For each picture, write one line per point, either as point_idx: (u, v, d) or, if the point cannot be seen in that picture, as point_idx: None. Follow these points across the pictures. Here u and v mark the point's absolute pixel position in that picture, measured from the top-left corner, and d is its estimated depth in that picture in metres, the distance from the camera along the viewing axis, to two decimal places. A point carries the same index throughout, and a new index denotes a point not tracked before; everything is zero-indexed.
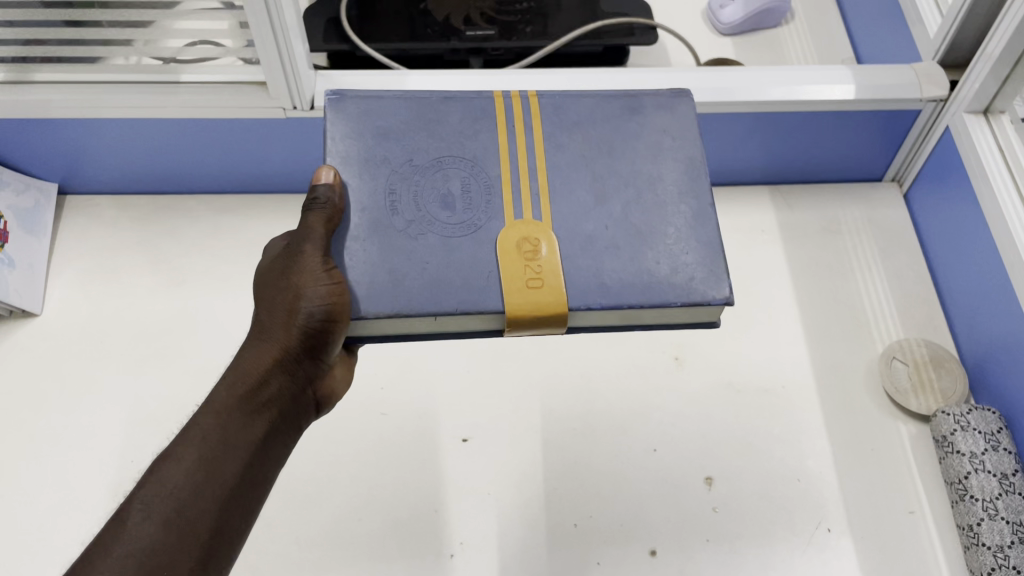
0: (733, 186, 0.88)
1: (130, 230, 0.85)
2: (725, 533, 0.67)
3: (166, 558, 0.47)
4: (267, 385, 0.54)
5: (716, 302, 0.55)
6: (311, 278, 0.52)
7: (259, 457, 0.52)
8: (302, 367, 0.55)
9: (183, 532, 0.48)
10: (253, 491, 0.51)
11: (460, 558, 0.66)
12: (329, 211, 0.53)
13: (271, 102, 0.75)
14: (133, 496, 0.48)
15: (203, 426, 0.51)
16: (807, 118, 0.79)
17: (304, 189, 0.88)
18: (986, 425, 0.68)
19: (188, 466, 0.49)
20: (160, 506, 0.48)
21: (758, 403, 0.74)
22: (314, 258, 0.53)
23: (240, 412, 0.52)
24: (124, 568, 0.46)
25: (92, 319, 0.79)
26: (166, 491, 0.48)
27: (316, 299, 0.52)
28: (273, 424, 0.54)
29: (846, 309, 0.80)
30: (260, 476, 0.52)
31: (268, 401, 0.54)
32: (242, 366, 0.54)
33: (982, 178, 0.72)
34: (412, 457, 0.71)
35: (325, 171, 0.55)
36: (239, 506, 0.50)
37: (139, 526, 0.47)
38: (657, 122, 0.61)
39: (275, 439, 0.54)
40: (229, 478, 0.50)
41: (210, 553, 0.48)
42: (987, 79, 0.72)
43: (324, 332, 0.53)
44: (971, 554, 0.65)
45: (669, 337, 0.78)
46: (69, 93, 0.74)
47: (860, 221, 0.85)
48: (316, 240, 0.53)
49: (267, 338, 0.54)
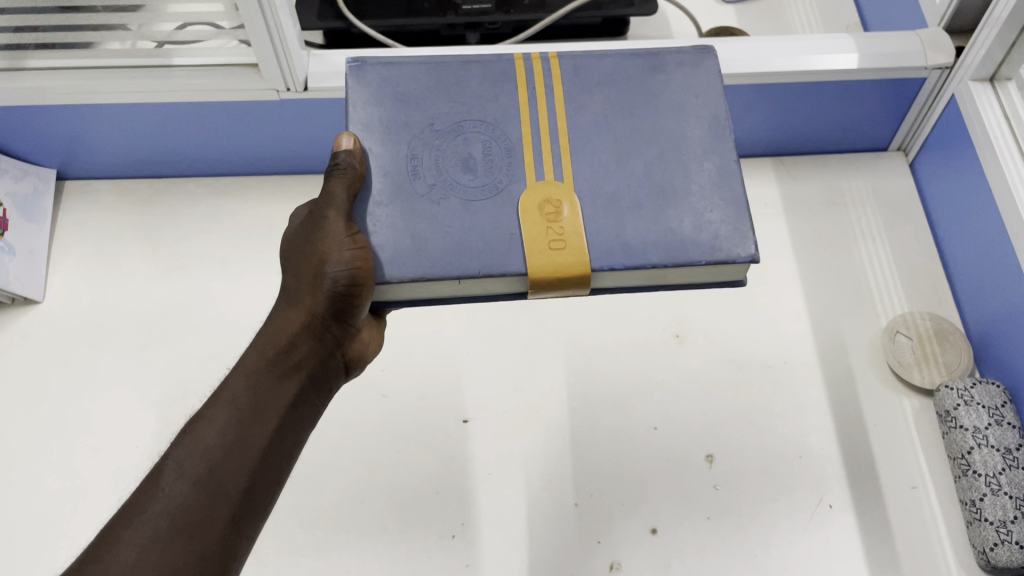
0: (736, 158, 0.87)
1: (130, 215, 0.85)
2: (727, 510, 0.67)
3: (200, 518, 0.47)
4: (296, 350, 0.54)
5: (741, 259, 0.53)
6: (335, 242, 0.52)
7: (290, 420, 0.52)
8: (329, 332, 0.55)
9: (214, 491, 0.48)
10: (283, 452, 0.52)
11: (461, 539, 0.66)
12: (350, 176, 0.53)
13: (264, 84, 0.74)
14: (169, 454, 0.49)
15: (233, 389, 0.51)
16: (811, 89, 0.78)
17: (301, 171, 0.87)
18: (990, 399, 0.67)
19: (221, 426, 0.50)
20: (192, 464, 0.49)
21: (760, 380, 0.74)
22: (338, 225, 0.52)
23: (268, 374, 0.52)
24: (160, 522, 0.47)
25: (95, 305, 0.79)
26: (199, 451, 0.49)
27: (342, 263, 0.51)
28: (302, 388, 0.54)
29: (850, 283, 0.79)
30: (291, 436, 0.52)
31: (297, 367, 0.54)
32: (269, 332, 0.54)
33: (988, 149, 0.71)
34: (414, 437, 0.71)
35: (344, 136, 0.54)
36: (272, 465, 0.51)
37: (173, 484, 0.48)
38: (681, 79, 0.59)
39: (304, 403, 0.54)
40: (261, 439, 0.51)
41: (242, 512, 0.49)
42: (993, 45, 0.70)
43: (350, 296, 0.53)
44: (973, 530, 0.64)
45: (671, 312, 0.77)
46: (64, 79, 0.73)
47: (865, 193, 0.84)
48: (339, 207, 0.53)
49: (296, 303, 0.55)
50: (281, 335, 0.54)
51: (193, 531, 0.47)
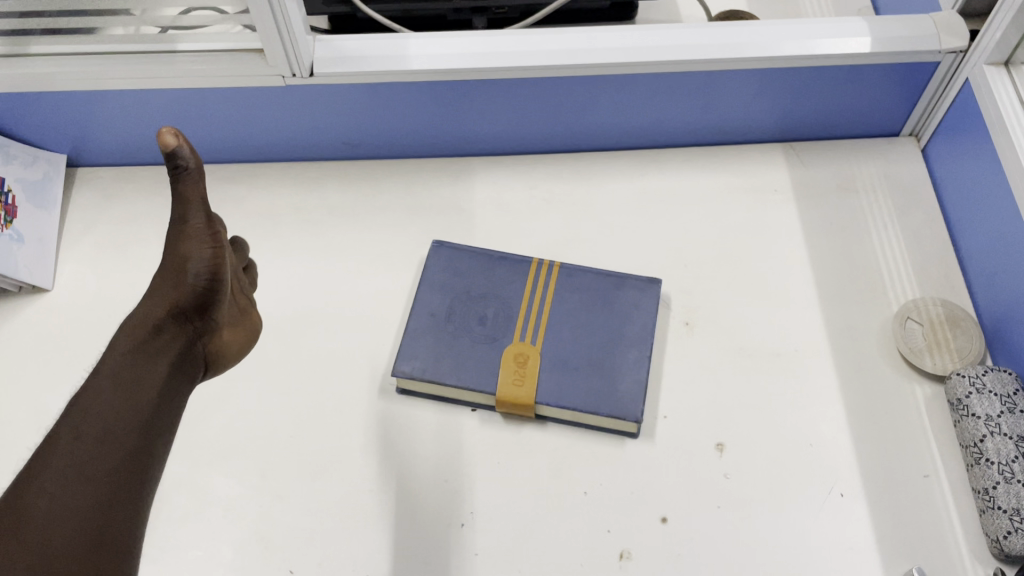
0: (746, 144, 0.86)
1: (136, 202, 0.84)
2: (738, 498, 0.67)
3: (105, 467, 0.51)
4: (161, 335, 0.58)
5: None
6: (194, 241, 0.58)
7: (166, 393, 0.56)
8: (190, 322, 0.59)
9: (99, 453, 0.52)
10: (164, 422, 0.56)
11: (470, 528, 0.66)
12: (189, 173, 0.57)
13: (269, 70, 0.73)
14: (62, 422, 0.53)
15: (110, 366, 0.55)
16: (822, 73, 0.77)
17: (307, 157, 0.87)
18: (1003, 387, 0.67)
19: (106, 393, 0.54)
20: (81, 432, 0.52)
21: (770, 368, 0.73)
22: (199, 222, 0.58)
23: (142, 353, 0.57)
24: (65, 476, 0.50)
25: (100, 292, 0.79)
26: (93, 414, 0.53)
27: (203, 259, 0.58)
28: (172, 367, 0.58)
29: (861, 269, 0.78)
30: (166, 407, 0.56)
31: (164, 348, 0.58)
32: (135, 320, 0.58)
33: (1003, 134, 0.70)
34: (423, 425, 0.71)
35: (167, 133, 0.55)
36: (152, 431, 0.54)
37: (63, 451, 0.51)
38: None
39: (177, 381, 0.58)
40: (139, 409, 0.54)
41: (136, 466, 0.53)
42: (1009, 29, 0.69)
43: (211, 294, 0.59)
44: (987, 518, 0.64)
45: (680, 299, 0.77)
46: (67, 65, 0.73)
47: (877, 178, 0.83)
48: (197, 205, 0.58)
49: (159, 293, 0.59)
50: (146, 322, 0.58)
51: (99, 479, 0.51)
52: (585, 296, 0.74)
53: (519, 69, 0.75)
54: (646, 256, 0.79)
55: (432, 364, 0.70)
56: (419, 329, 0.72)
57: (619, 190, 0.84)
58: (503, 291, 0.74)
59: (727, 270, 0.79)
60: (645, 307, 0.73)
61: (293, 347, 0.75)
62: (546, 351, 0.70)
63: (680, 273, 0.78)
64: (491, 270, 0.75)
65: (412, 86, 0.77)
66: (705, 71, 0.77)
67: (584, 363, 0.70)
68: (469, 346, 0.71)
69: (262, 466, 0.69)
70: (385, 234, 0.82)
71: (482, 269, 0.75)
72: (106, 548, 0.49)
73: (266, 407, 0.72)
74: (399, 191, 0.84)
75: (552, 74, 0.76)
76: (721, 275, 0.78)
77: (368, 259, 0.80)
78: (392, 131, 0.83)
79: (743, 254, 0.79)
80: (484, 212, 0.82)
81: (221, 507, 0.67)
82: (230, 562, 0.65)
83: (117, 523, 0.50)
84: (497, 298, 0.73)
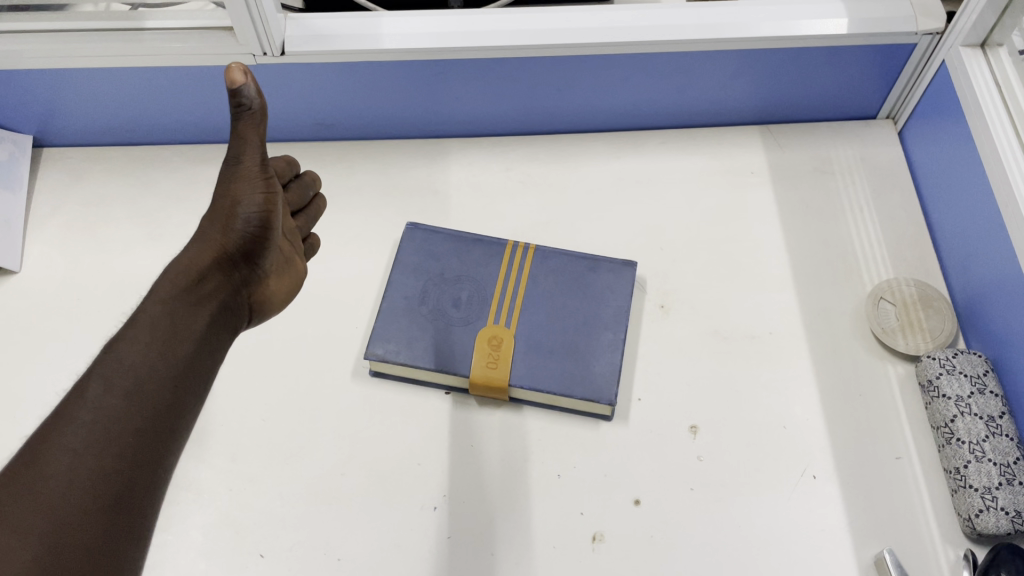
0: (722, 127, 0.86)
1: (105, 183, 0.83)
2: (712, 480, 0.67)
3: (132, 427, 0.46)
4: (206, 281, 0.53)
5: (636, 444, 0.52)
6: (246, 182, 0.53)
7: (205, 346, 0.51)
8: (237, 269, 0.55)
9: (141, 405, 0.47)
10: (204, 378, 0.51)
11: (442, 510, 0.66)
12: (252, 113, 0.51)
13: (240, 49, 0.72)
14: (90, 373, 0.47)
15: (150, 311, 0.50)
16: (798, 54, 0.77)
17: (279, 138, 0.85)
18: (973, 368, 0.67)
19: (141, 344, 0.49)
20: (121, 378, 0.47)
21: (744, 351, 0.73)
22: (253, 162, 0.53)
23: (182, 301, 0.52)
24: (91, 431, 0.45)
25: (69, 273, 0.78)
26: (127, 367, 0.48)
27: (253, 204, 0.53)
28: (214, 317, 0.53)
29: (836, 253, 0.78)
30: (208, 361, 0.51)
31: (208, 295, 0.53)
32: (180, 263, 0.53)
33: (977, 113, 0.70)
34: (396, 409, 0.70)
35: (236, 69, 0.48)
36: (190, 387, 0.50)
37: (100, 398, 0.46)
38: None
39: (216, 333, 0.53)
40: (182, 361, 0.50)
41: (165, 427, 0.47)
42: (984, 11, 0.68)
43: (260, 241, 0.54)
44: (959, 498, 0.64)
45: (656, 283, 0.76)
46: (33, 41, 0.72)
47: (853, 161, 0.83)
48: (253, 145, 0.52)
49: (205, 237, 0.54)
50: (190, 267, 0.53)
51: (124, 439, 0.46)
52: (559, 278, 0.73)
53: (494, 48, 0.74)
54: (622, 240, 0.79)
55: (404, 348, 0.69)
56: (391, 311, 0.71)
57: (596, 173, 0.83)
58: (477, 272, 0.73)
59: (703, 252, 0.78)
60: (618, 289, 0.73)
61: (265, 331, 0.74)
62: (519, 334, 0.70)
63: (656, 255, 0.78)
64: (465, 252, 0.74)
65: (387, 67, 0.76)
66: (682, 52, 0.76)
67: (557, 347, 0.70)
68: (442, 328, 0.70)
69: (233, 450, 0.68)
70: (359, 217, 0.81)
71: (456, 251, 0.74)
72: (125, 514, 0.44)
73: (237, 391, 0.71)
74: (374, 174, 0.83)
75: (528, 54, 0.75)
76: (696, 257, 0.78)
77: (342, 241, 0.79)
78: (368, 111, 0.82)
79: (718, 237, 0.79)
80: (460, 193, 0.82)
81: (191, 491, 0.67)
82: (200, 547, 0.64)
83: (140, 486, 0.45)
84: (471, 281, 0.73)
